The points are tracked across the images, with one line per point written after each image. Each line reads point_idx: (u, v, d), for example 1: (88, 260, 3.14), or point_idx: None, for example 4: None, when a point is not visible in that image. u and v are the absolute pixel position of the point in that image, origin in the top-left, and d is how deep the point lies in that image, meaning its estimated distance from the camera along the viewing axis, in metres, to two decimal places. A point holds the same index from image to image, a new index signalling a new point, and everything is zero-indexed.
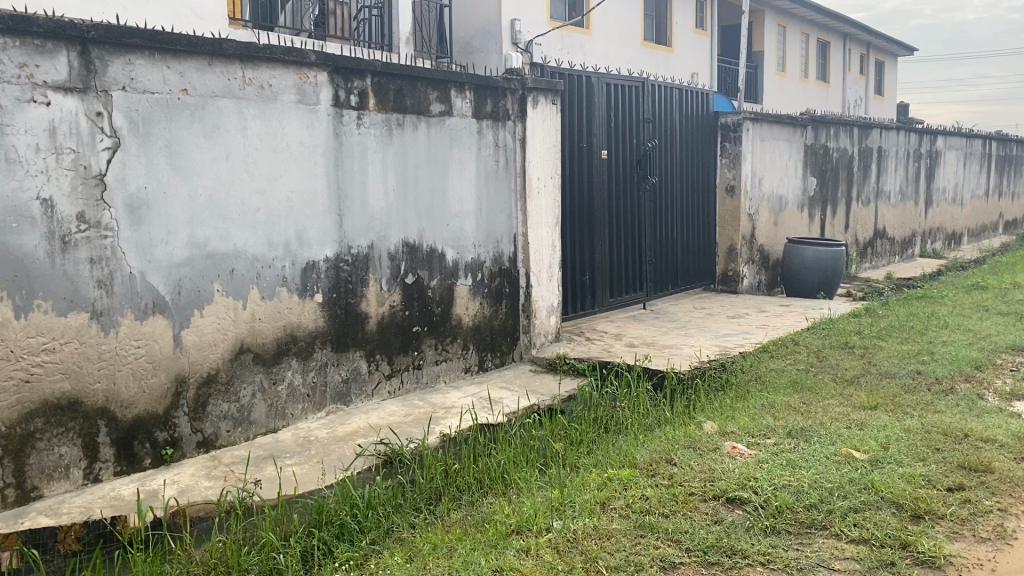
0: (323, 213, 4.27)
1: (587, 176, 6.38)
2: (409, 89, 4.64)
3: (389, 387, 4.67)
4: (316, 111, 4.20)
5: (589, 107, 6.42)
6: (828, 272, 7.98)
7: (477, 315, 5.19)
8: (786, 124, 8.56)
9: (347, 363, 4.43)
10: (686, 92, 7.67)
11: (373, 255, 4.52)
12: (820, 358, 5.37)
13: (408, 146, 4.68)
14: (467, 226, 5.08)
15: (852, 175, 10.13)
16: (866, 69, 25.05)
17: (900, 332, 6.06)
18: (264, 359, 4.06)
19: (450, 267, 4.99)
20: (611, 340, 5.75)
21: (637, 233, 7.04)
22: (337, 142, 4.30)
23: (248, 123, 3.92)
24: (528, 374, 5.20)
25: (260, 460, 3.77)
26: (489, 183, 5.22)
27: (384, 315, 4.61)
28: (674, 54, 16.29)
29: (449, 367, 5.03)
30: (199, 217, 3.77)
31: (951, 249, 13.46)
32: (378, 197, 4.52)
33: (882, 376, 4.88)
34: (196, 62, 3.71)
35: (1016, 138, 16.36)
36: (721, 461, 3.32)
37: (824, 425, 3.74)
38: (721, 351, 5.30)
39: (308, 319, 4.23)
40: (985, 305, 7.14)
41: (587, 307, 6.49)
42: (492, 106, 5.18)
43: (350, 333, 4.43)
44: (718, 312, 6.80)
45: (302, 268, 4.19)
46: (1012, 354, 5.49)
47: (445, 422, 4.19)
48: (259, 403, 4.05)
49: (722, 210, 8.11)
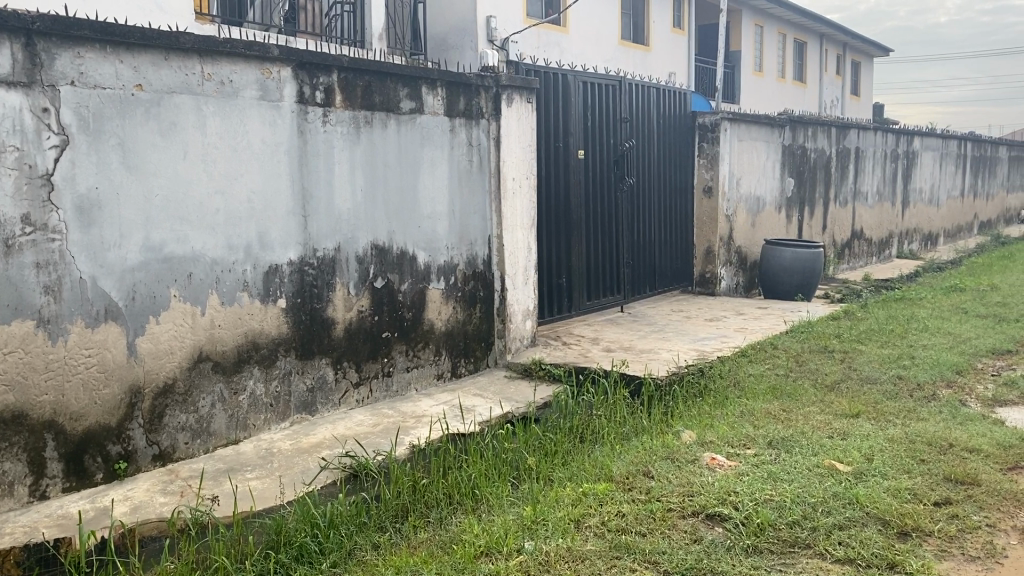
0: (287, 214, 4.09)
1: (563, 177, 6.24)
2: (377, 85, 4.48)
3: (357, 396, 4.51)
4: (279, 108, 4.03)
5: (566, 106, 6.28)
6: (806, 274, 7.90)
7: (450, 320, 5.03)
8: (764, 125, 8.48)
9: (312, 372, 4.26)
10: (663, 91, 7.56)
11: (339, 258, 4.35)
12: (800, 362, 5.27)
13: (377, 145, 4.51)
14: (439, 228, 4.92)
15: (830, 176, 10.08)
16: (842, 69, 25.13)
17: (879, 336, 5.97)
18: (224, 368, 3.89)
19: (422, 270, 4.83)
20: (588, 344, 5.62)
21: (614, 234, 6.91)
22: (302, 140, 4.13)
23: (207, 121, 3.74)
24: (502, 381, 5.05)
25: (218, 474, 3.59)
26: (462, 184, 5.06)
27: (352, 321, 4.44)
28: (651, 53, 16.22)
29: (420, 374, 4.87)
30: (154, 219, 3.58)
31: (927, 249, 13.48)
32: (345, 197, 4.36)
33: (863, 382, 4.78)
34: (151, 56, 3.52)
35: (990, 138, 16.43)
36: (700, 474, 3.18)
37: (806, 435, 3.62)
38: (699, 356, 5.18)
39: (271, 325, 4.06)
40: (963, 308, 7.08)
41: (564, 310, 6.35)
42: (465, 104, 5.02)
43: (316, 339, 4.27)
44: (696, 316, 6.69)
45: (265, 272, 4.01)
46: (993, 358, 5.42)
47: (414, 432, 4.04)
48: (219, 414, 3.88)
49: (699, 212, 8.01)
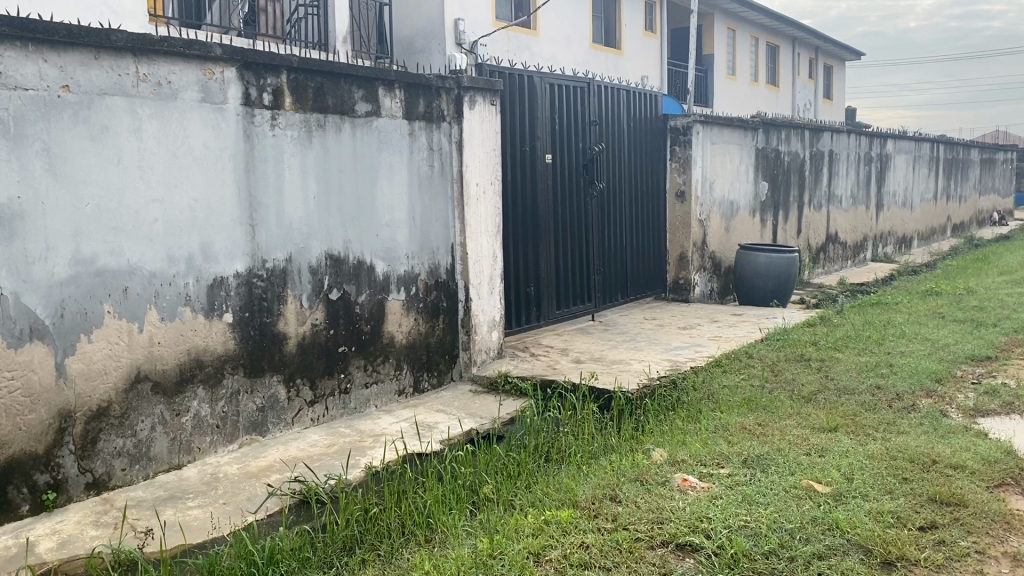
0: (233, 223, 3.85)
1: (530, 182, 6.05)
2: (331, 87, 4.26)
3: (312, 415, 4.27)
4: (223, 110, 3.79)
5: (532, 109, 6.08)
6: (780, 280, 7.75)
7: (411, 332, 4.80)
8: (737, 128, 8.33)
9: (263, 390, 4.02)
10: (634, 94, 7.39)
11: (291, 269, 4.11)
12: (775, 372, 5.10)
13: (331, 150, 4.29)
14: (399, 236, 4.69)
15: (803, 179, 9.96)
16: (815, 73, 25.20)
17: (856, 343, 5.82)
18: (165, 389, 3.64)
19: (380, 280, 4.60)
20: (557, 355, 5.41)
21: (585, 240, 6.72)
22: (248, 144, 3.90)
23: (143, 124, 3.50)
24: (467, 395, 4.83)
25: (158, 503, 3.33)
26: (423, 190, 4.84)
27: (306, 335, 4.20)
28: (624, 57, 16.10)
29: (380, 391, 4.64)
30: (85, 229, 3.32)
31: (902, 253, 13.43)
32: (297, 206, 4.13)
33: (841, 392, 4.61)
34: (79, 54, 3.27)
35: (962, 142, 16.47)
36: (670, 498, 2.97)
37: (782, 452, 3.43)
38: (672, 367, 4.99)
39: (216, 342, 3.81)
40: (940, 313, 6.95)
41: (532, 320, 6.14)
42: (425, 106, 4.81)
43: (266, 356, 4.03)
44: (670, 324, 6.50)
45: (209, 284, 3.77)
46: (972, 365, 5.28)
47: (369, 454, 3.81)
48: (160, 437, 3.62)
49: (672, 216, 7.85)
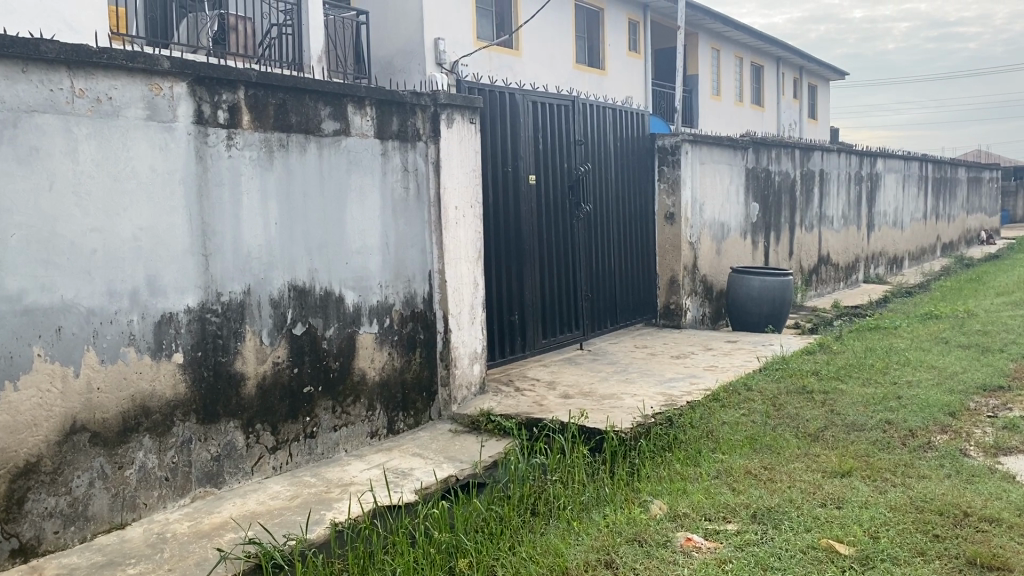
0: (183, 254, 3.49)
1: (512, 204, 5.72)
2: (294, 104, 3.92)
3: (274, 462, 3.89)
4: (173, 129, 3.44)
5: (514, 128, 5.76)
6: (775, 305, 7.44)
7: (385, 368, 4.43)
8: (726, 147, 8.05)
9: (218, 437, 3.64)
10: (620, 112, 7.10)
11: (250, 303, 3.75)
12: (777, 407, 4.75)
13: (295, 172, 3.93)
14: (371, 264, 4.34)
15: (795, 200, 9.70)
16: (800, 92, 25.12)
17: (859, 373, 5.49)
18: (106, 440, 3.24)
19: (351, 312, 4.23)
20: (544, 390, 5.05)
21: (571, 265, 6.39)
22: (201, 167, 3.54)
23: (79, 145, 3.12)
24: (446, 436, 4.46)
25: (94, 570, 2.94)
26: (398, 214, 4.49)
27: (266, 375, 3.83)
28: (607, 77, 15.89)
29: (351, 434, 4.25)
30: (11, 263, 2.94)
31: (894, 273, 13.18)
32: (256, 232, 3.77)
33: (849, 429, 4.28)
34: (3, 68, 2.90)
35: (949, 161, 16.32)
36: (675, 563, 2.62)
37: (795, 504, 3.08)
38: (667, 402, 4.62)
39: (164, 386, 3.44)
40: (942, 338, 6.64)
41: (517, 351, 5.77)
42: (399, 124, 4.47)
43: (222, 399, 3.65)
44: (662, 353, 6.15)
45: (155, 321, 3.39)
46: (985, 396, 4.95)
47: (335, 509, 3.44)
48: (99, 494, 3.23)
49: (661, 239, 7.53)
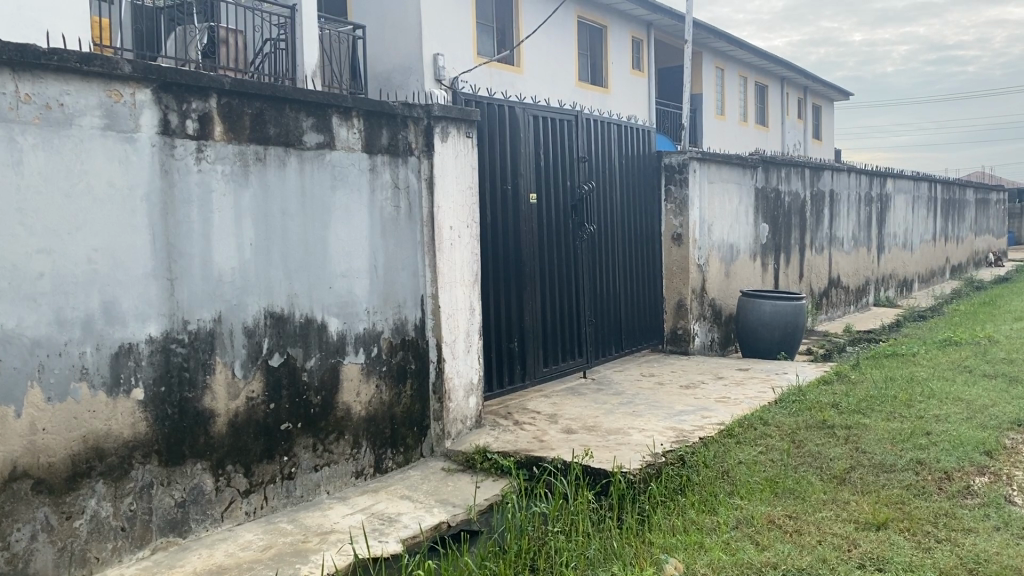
0: (145, 277, 3.14)
1: (512, 224, 5.39)
2: (273, 114, 3.59)
3: (247, 507, 3.53)
4: (134, 140, 3.10)
5: (514, 143, 5.44)
6: (788, 330, 7.08)
7: (372, 402, 4.08)
8: (735, 165, 7.73)
9: (184, 481, 3.28)
10: (625, 128, 6.78)
11: (221, 331, 3.40)
12: (798, 443, 4.39)
13: (273, 188, 3.60)
14: (357, 289, 3.99)
15: (805, 221, 9.38)
16: (804, 112, 24.91)
17: (882, 405, 5.12)
18: (52, 487, 2.89)
19: (334, 341, 3.88)
20: (545, 424, 4.68)
21: (573, 288, 6.05)
22: (166, 182, 3.21)
23: (24, 156, 2.79)
24: (439, 476, 4.09)
25: None
26: (388, 234, 4.15)
27: (239, 411, 3.48)
28: (610, 95, 15.62)
29: (333, 474, 3.89)
30: None
31: (904, 296, 12.85)
32: (229, 255, 3.43)
33: (879, 470, 3.92)
34: None
35: (958, 182, 16.03)
36: None
37: (828, 565, 2.77)
38: (678, 438, 4.26)
39: (121, 426, 3.08)
40: (965, 367, 6.27)
41: (516, 381, 5.42)
42: (389, 138, 4.14)
43: (188, 440, 3.29)
44: (671, 382, 5.79)
45: (112, 353, 3.04)
46: (1020, 432, 4.58)
47: (312, 561, 3.09)
48: (44, 549, 2.86)
49: (668, 261, 7.19)
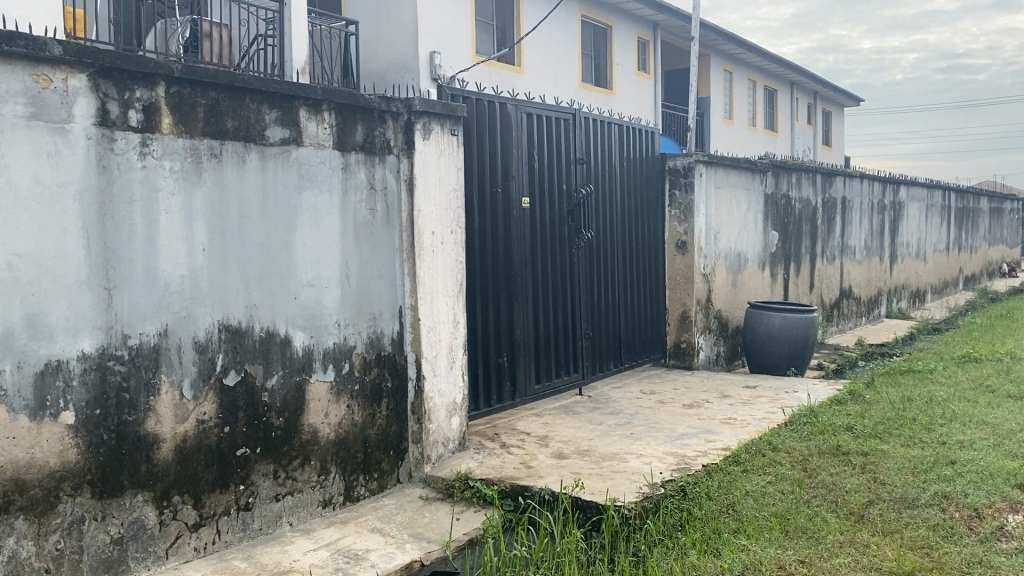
0: (78, 286, 2.79)
1: (503, 230, 5.03)
2: (231, 105, 3.23)
3: (196, 543, 3.17)
4: (67, 131, 2.75)
5: (506, 143, 5.08)
6: (798, 344, 6.70)
7: (342, 424, 3.72)
8: (744, 170, 7.36)
9: (121, 516, 2.92)
10: (626, 129, 6.42)
11: (166, 348, 3.05)
12: (810, 472, 4.01)
13: (229, 187, 3.24)
14: (326, 299, 3.64)
15: (815, 229, 9.00)
16: (813, 118, 24.53)
17: (901, 429, 4.73)
18: None
19: (299, 357, 3.52)
20: (534, 447, 4.31)
21: (569, 298, 5.69)
22: (105, 179, 2.85)
23: None
24: (416, 505, 3.73)
25: None
26: (361, 238, 3.79)
27: (188, 436, 3.12)
28: (615, 97, 15.27)
29: (296, 503, 3.53)
30: None
31: (916, 308, 12.44)
32: (177, 262, 3.07)
33: (901, 506, 3.54)
34: None
35: (972, 191, 15.62)
36: None
37: None
38: (679, 465, 3.89)
39: (48, 454, 2.72)
40: (988, 387, 5.87)
41: (506, 399, 5.05)
42: (364, 134, 3.79)
43: (127, 469, 2.94)
44: (672, 401, 5.41)
45: (36, 372, 2.69)
46: None
47: None
48: None
49: (672, 270, 6.82)
